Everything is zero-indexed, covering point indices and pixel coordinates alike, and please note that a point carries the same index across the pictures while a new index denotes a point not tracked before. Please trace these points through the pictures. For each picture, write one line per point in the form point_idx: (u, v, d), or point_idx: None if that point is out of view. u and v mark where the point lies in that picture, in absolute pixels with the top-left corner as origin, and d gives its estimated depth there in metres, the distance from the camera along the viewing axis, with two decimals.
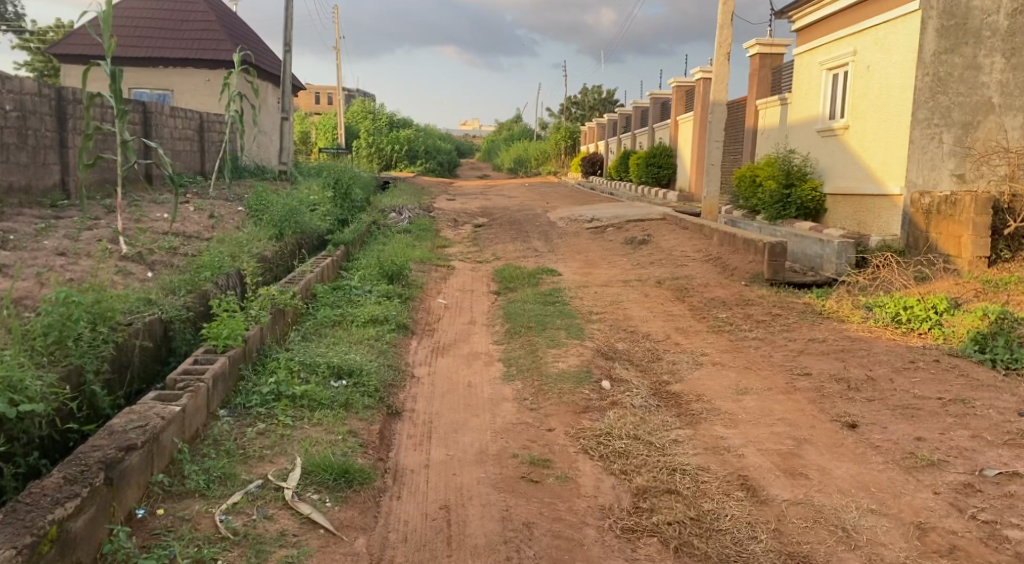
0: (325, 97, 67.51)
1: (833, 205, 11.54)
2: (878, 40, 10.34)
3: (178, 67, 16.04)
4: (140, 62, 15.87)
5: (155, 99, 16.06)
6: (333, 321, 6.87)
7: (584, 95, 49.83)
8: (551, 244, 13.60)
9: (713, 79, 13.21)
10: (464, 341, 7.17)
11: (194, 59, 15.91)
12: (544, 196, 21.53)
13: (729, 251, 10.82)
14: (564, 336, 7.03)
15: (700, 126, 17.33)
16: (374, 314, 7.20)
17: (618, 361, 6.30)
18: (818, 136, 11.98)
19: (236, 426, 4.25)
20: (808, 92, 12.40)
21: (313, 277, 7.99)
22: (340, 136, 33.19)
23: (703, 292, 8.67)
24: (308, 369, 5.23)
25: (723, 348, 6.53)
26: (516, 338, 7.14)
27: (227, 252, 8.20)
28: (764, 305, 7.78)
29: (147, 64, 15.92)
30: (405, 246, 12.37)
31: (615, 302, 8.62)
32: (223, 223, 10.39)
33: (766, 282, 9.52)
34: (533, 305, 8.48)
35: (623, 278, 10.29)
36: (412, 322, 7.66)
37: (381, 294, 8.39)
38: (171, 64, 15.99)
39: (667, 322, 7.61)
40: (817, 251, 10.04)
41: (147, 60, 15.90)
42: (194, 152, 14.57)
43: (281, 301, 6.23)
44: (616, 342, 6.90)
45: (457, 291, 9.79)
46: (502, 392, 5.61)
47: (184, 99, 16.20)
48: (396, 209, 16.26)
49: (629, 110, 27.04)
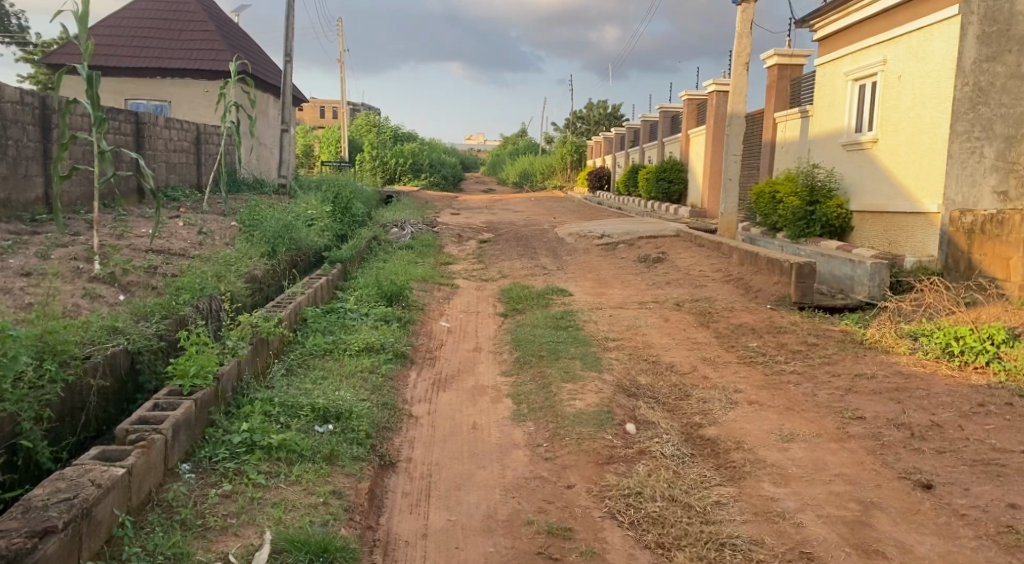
0: (329, 110, 67.12)
1: (861, 224, 10.87)
2: (911, 48, 9.70)
3: (175, 77, 15.45)
4: (136, 72, 15.29)
5: (151, 110, 15.46)
6: (323, 351, 6.21)
7: (590, 109, 49.28)
8: (560, 261, 12.93)
9: (731, 90, 12.56)
10: (470, 373, 6.50)
11: (192, 69, 15.29)
12: (551, 211, 20.90)
13: (751, 270, 10.16)
14: (579, 366, 6.36)
15: (712, 140, 16.71)
16: (368, 342, 6.52)
17: (642, 398, 5.63)
18: (843, 150, 11.33)
19: (197, 487, 3.57)
20: (832, 104, 11.75)
21: (305, 299, 7.32)
22: (343, 148, 32.60)
23: (728, 316, 7.97)
24: (288, 412, 4.55)
25: (759, 384, 5.86)
26: (527, 369, 6.47)
27: (212, 271, 7.54)
28: (799, 334, 7.09)
29: (144, 74, 15.34)
30: (407, 264, 11.71)
31: (633, 327, 7.93)
32: (212, 239, 9.74)
33: (794, 305, 8.95)
34: (544, 329, 7.81)
35: (638, 300, 9.61)
36: (411, 350, 7.00)
37: (378, 318, 7.72)
38: (169, 75, 15.40)
39: (691, 351, 6.92)
40: (847, 272, 9.40)
41: (144, 71, 15.32)
42: (190, 164, 13.95)
43: (265, 329, 5.56)
44: (639, 375, 6.22)
45: (461, 313, 9.13)
46: (511, 435, 4.93)
47: (181, 110, 15.60)
48: (398, 224, 15.61)
49: (638, 124, 26.41)
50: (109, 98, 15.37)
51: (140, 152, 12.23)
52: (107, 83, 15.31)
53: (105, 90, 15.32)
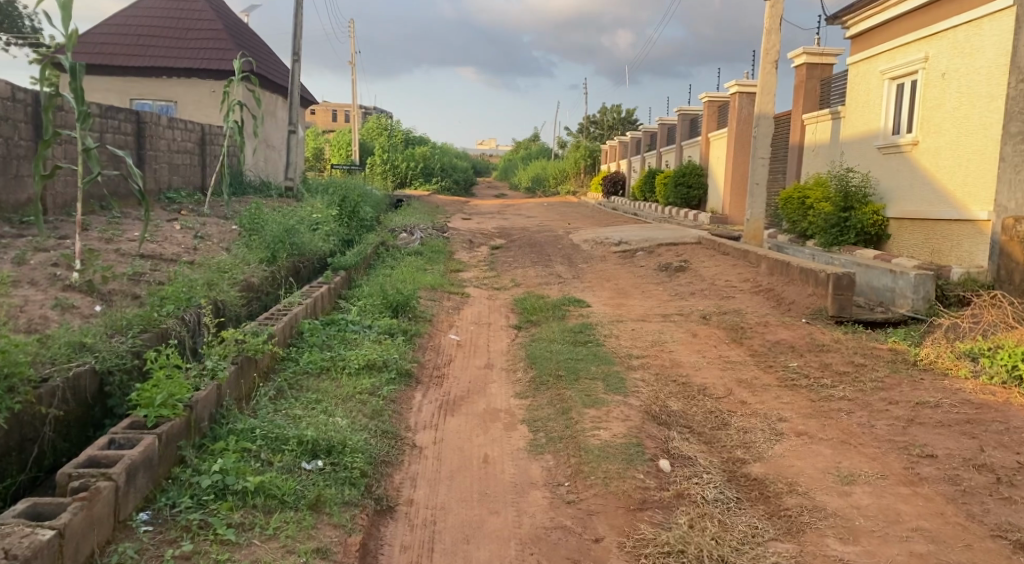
0: (342, 115, 66.78)
1: (899, 231, 10.22)
2: (956, 44, 9.06)
3: (182, 77, 14.90)
4: (142, 71, 14.76)
5: (157, 111, 14.94)
6: (319, 370, 5.61)
7: (604, 114, 48.69)
8: (576, 269, 12.31)
9: (758, 90, 11.91)
10: (480, 394, 5.87)
11: (198, 68, 14.74)
12: (565, 216, 20.28)
13: (783, 280, 9.50)
14: (602, 388, 5.74)
15: (735, 143, 16.08)
16: (368, 359, 5.91)
17: (675, 427, 5.00)
18: (879, 153, 10.69)
19: (151, 546, 3.00)
20: (866, 104, 11.11)
21: (303, 310, 6.73)
22: (354, 152, 32.03)
23: (763, 331, 7.33)
24: (270, 447, 3.94)
25: (805, 413, 5.22)
26: (543, 391, 5.84)
27: (203, 279, 6.96)
28: (843, 354, 6.43)
29: (150, 74, 14.81)
30: (415, 271, 11.12)
31: (658, 343, 7.30)
32: (208, 244, 9.16)
33: (831, 319, 8.35)
34: (561, 344, 7.18)
35: (662, 312, 8.98)
36: (417, 366, 6.39)
37: (381, 332, 7.12)
38: (175, 74, 14.85)
39: (725, 372, 6.28)
40: (887, 284, 8.76)
41: (150, 70, 14.79)
42: (195, 166, 13.42)
43: (253, 347, 4.93)
44: (669, 399, 5.60)
45: (472, 324, 8.52)
46: (527, 472, 4.32)
47: (188, 111, 15.06)
48: (408, 229, 15.02)
49: (654, 128, 25.75)
50: (113, 98, 14.85)
51: (141, 153, 11.69)
52: (111, 82, 14.79)
53: (110, 90, 14.80)
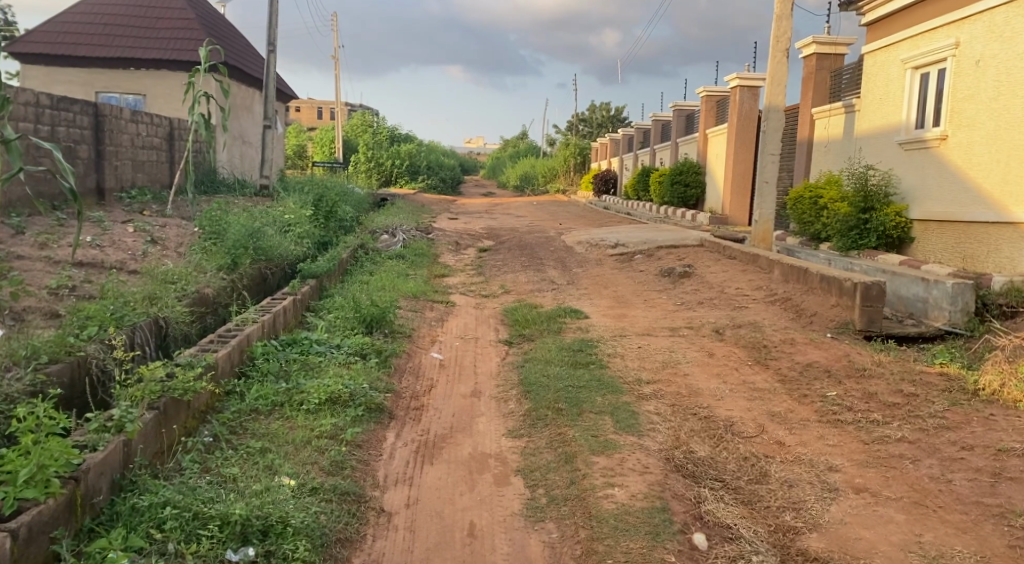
0: (327, 112, 65.56)
1: (924, 235, 9.36)
2: (993, 27, 8.17)
3: (152, 69, 13.80)
4: (108, 63, 13.64)
5: (123, 104, 13.84)
6: (268, 410, 4.64)
7: (593, 111, 47.85)
8: (570, 274, 11.37)
9: (767, 80, 10.98)
10: (465, 432, 4.94)
11: (168, 60, 13.64)
12: (556, 216, 19.32)
13: (800, 288, 8.63)
14: (610, 427, 4.82)
15: (735, 141, 15.21)
16: (329, 392, 4.94)
17: (703, 481, 4.09)
18: (900, 149, 9.80)
19: None
20: (885, 97, 10.21)
21: (257, 329, 5.74)
22: (337, 149, 30.96)
23: (789, 350, 6.42)
24: (183, 531, 3.09)
25: (859, 459, 4.32)
26: (540, 428, 4.91)
27: (144, 292, 6.00)
28: (889, 380, 5.53)
29: (117, 65, 13.69)
30: (395, 277, 10.16)
31: (670, 364, 6.37)
32: (161, 250, 8.17)
33: (859, 334, 7.48)
34: (558, 366, 6.24)
35: (668, 324, 8.07)
36: (391, 397, 5.44)
37: (351, 353, 6.16)
38: (144, 66, 13.75)
39: (752, 405, 5.37)
40: (918, 294, 7.95)
41: (117, 61, 13.67)
42: (162, 163, 12.40)
43: (181, 387, 3.93)
44: (692, 441, 4.68)
45: (457, 339, 7.58)
46: (526, 551, 3.48)
47: (158, 104, 13.96)
48: (389, 230, 14.05)
49: (648, 124, 24.81)
50: (77, 91, 13.73)
51: (100, 149, 10.67)
52: (74, 74, 13.68)
53: (72, 82, 13.69)
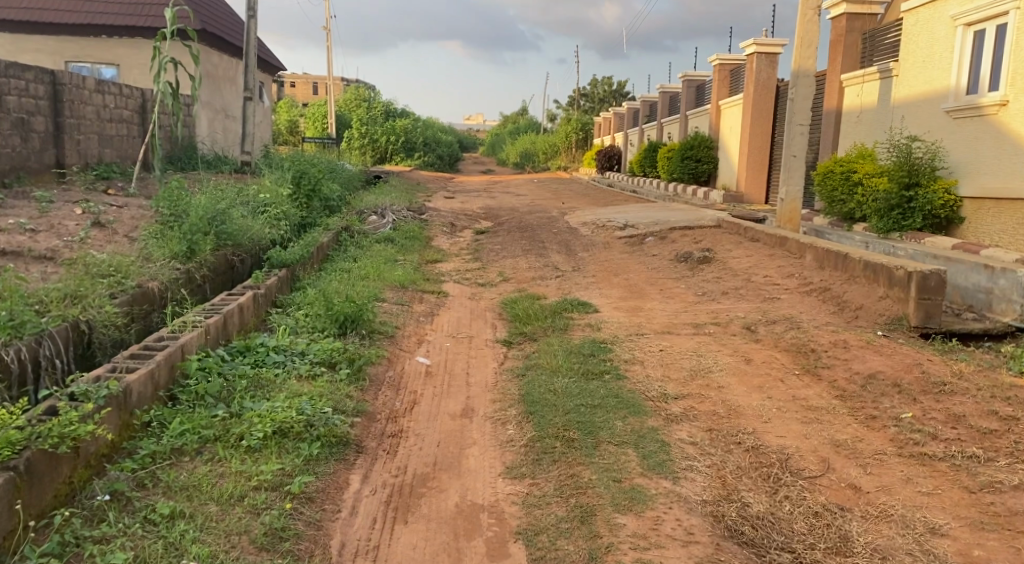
0: (322, 88, 64.05)
1: (977, 215, 8.29)
2: None
3: (127, 38, 12.02)
4: (79, 29, 11.86)
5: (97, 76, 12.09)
6: (194, 449, 3.59)
7: (594, 87, 46.54)
8: (576, 259, 10.29)
9: (796, 42, 9.84)
10: (452, 471, 3.89)
11: (144, 27, 11.88)
12: (559, 195, 18.20)
13: (841, 276, 7.55)
14: (635, 468, 3.79)
15: (752, 112, 14.05)
16: (277, 422, 3.86)
17: (769, 553, 3.16)
18: (948, 117, 8.69)
19: None
20: (929, 58, 9.07)
21: (199, 336, 4.65)
22: (330, 125, 29.70)
23: (842, 356, 5.36)
24: None
25: (968, 519, 3.36)
26: (547, 466, 3.87)
27: (64, 290, 4.92)
28: (975, 399, 4.50)
29: (88, 32, 11.89)
30: (382, 264, 9.07)
31: (700, 373, 5.30)
32: (107, 235, 7.08)
33: (916, 331, 6.42)
34: (567, 377, 5.17)
35: (691, 320, 6.99)
36: (361, 424, 4.37)
37: (317, 364, 5.08)
38: (119, 33, 11.97)
39: (809, 430, 4.31)
40: (982, 283, 6.93)
41: (89, 27, 11.89)
42: (135, 138, 11.25)
43: (57, 433, 3.01)
44: (744, 489, 3.63)
45: (448, 338, 6.53)
46: None
47: (135, 77, 12.19)
48: (378, 211, 12.93)
49: (654, 98, 23.66)
50: (44, 62, 11.98)
51: (59, 122, 9.54)
52: (41, 41, 11.89)
53: (40, 51, 11.91)
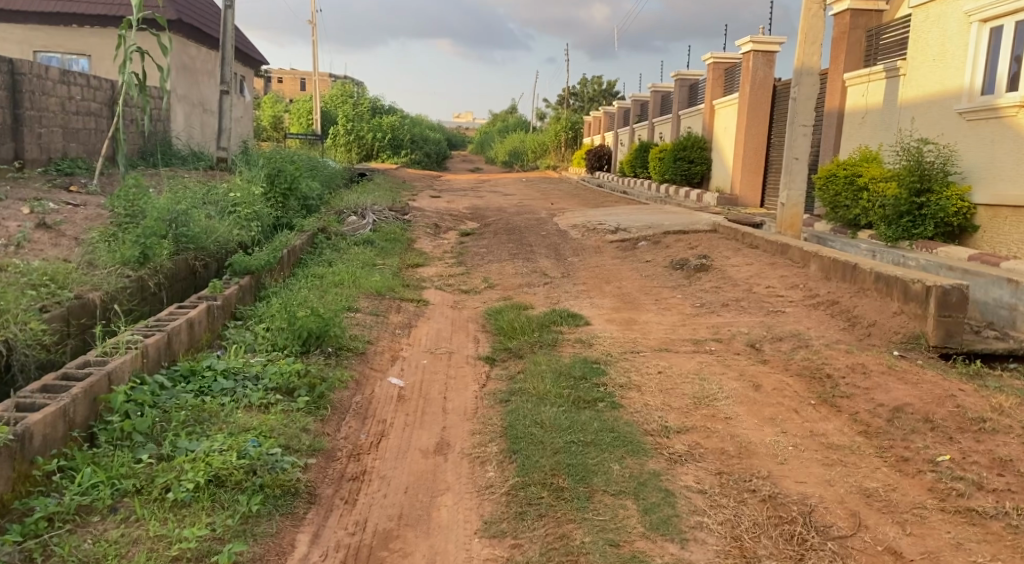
0: (308, 83, 63.12)
1: (993, 223, 7.79)
2: None
3: (98, 26, 11.25)
4: (45, 18, 11.10)
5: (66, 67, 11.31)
6: (108, 506, 3.08)
7: (584, 85, 46.00)
8: (565, 264, 9.71)
9: (800, 38, 9.31)
10: (421, 527, 3.31)
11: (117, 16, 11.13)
12: (548, 195, 17.62)
13: (850, 288, 7.01)
14: (636, 527, 3.23)
15: (748, 112, 13.51)
16: (212, 469, 3.28)
17: None
18: (961, 119, 8.17)
19: None
20: (941, 57, 8.53)
21: (132, 361, 4.03)
22: (314, 121, 28.95)
23: (861, 382, 4.80)
24: None
25: None
26: (532, 521, 3.30)
27: None
28: (1020, 440, 3.97)
29: (56, 19, 11.12)
30: (358, 269, 8.47)
31: (704, 402, 4.71)
32: (52, 238, 6.42)
33: (935, 351, 5.89)
34: (555, 405, 4.59)
35: (690, 335, 6.42)
36: (316, 465, 3.77)
37: (272, 390, 4.48)
38: (90, 21, 11.20)
39: (832, 475, 3.73)
40: (1006, 299, 6.40)
41: (56, 16, 11.12)
42: (102, 132, 10.56)
43: None
44: (765, 557, 3.10)
45: (425, 354, 5.95)
46: None
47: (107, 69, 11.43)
48: (358, 211, 12.30)
49: (646, 96, 23.10)
50: (10, 50, 11.19)
51: (18, 114, 8.87)
52: (5, 29, 11.12)
53: (5, 39, 11.13)
